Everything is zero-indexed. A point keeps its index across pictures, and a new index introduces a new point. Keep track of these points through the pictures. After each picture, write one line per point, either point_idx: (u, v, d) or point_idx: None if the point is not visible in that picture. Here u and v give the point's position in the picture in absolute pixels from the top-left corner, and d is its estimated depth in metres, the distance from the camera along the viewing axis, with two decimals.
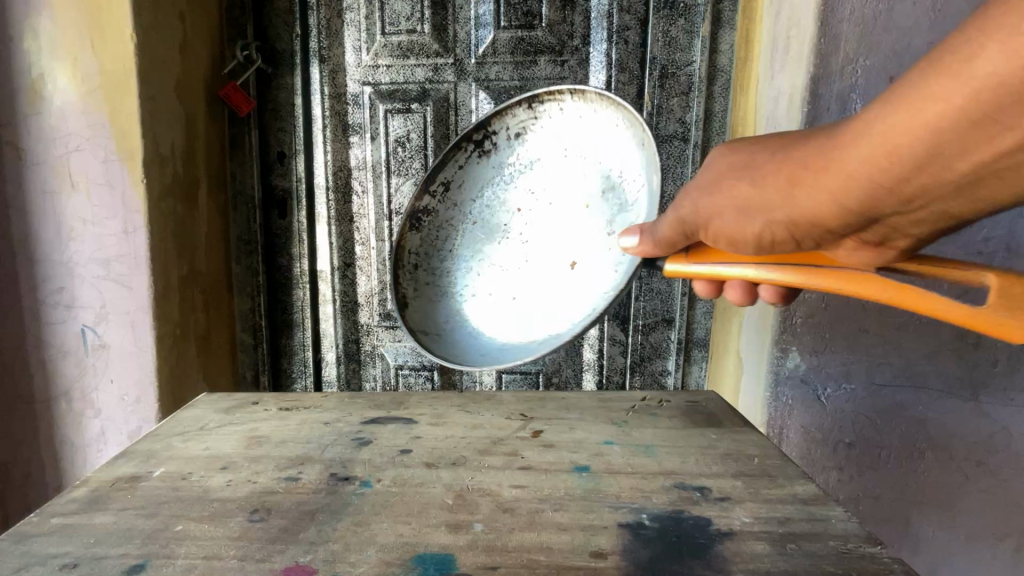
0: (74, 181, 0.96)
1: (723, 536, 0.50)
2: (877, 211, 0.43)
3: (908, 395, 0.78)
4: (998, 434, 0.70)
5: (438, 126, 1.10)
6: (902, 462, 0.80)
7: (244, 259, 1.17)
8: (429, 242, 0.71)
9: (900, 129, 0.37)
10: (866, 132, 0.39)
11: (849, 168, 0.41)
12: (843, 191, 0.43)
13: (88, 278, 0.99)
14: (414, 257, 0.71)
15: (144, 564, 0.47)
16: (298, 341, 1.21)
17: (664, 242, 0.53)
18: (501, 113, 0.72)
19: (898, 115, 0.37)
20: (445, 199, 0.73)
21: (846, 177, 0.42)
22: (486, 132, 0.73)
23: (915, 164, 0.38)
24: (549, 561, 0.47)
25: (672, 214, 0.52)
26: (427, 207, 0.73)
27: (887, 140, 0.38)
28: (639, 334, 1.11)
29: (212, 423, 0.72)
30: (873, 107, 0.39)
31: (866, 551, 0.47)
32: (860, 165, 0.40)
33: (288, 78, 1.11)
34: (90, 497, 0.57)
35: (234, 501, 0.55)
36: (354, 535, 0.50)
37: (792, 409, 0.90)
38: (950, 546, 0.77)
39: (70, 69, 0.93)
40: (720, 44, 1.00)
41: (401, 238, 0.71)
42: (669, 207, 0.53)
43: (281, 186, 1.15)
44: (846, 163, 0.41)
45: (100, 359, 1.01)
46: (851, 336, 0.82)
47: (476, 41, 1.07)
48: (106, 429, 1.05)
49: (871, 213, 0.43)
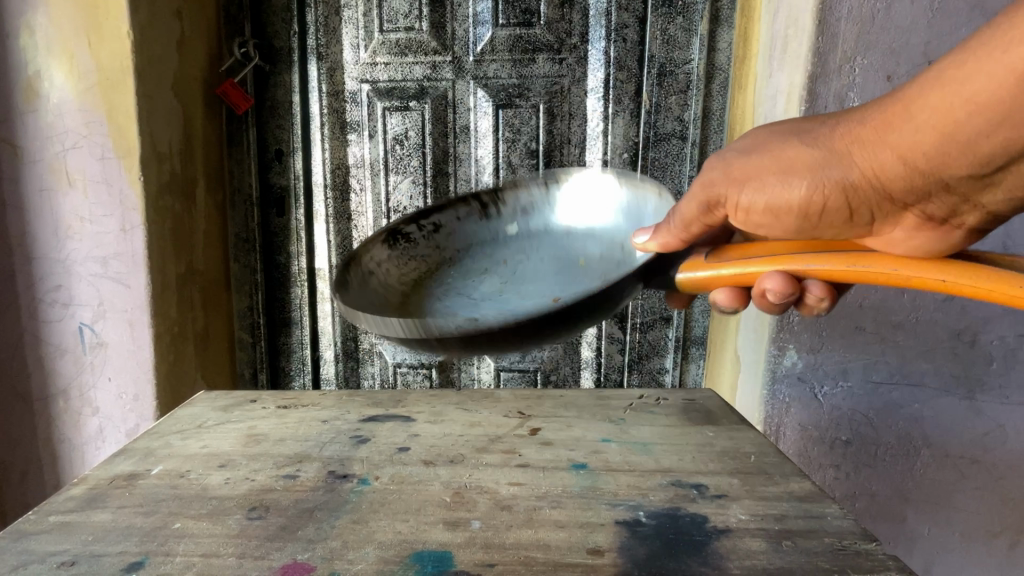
0: (71, 179, 0.96)
1: (719, 533, 0.50)
2: (922, 184, 0.46)
3: (903, 393, 0.80)
4: (993, 432, 0.78)
5: (436, 124, 1.10)
6: (899, 462, 0.82)
7: (243, 257, 1.17)
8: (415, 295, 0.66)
9: (956, 92, 0.41)
10: (924, 98, 0.43)
11: (902, 137, 0.45)
12: (898, 159, 0.46)
13: (86, 276, 0.99)
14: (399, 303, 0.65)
15: (143, 561, 0.47)
16: (297, 339, 1.21)
17: (681, 221, 0.55)
18: (517, 184, 0.72)
19: (953, 81, 0.41)
20: (430, 237, 0.70)
21: (898, 146, 0.45)
22: (497, 197, 0.72)
23: (968, 130, 0.41)
24: (546, 558, 0.47)
25: (698, 193, 0.55)
26: (409, 235, 0.70)
27: (971, 100, 0.40)
28: (637, 332, 1.11)
29: (210, 421, 0.72)
30: (925, 81, 0.43)
31: (861, 547, 0.47)
32: (914, 134, 0.44)
33: (285, 76, 1.11)
34: (89, 495, 0.57)
35: (232, 499, 0.56)
36: (353, 532, 0.50)
37: (789, 407, 0.84)
38: (945, 539, 0.83)
39: (67, 66, 0.93)
40: (719, 42, 1.00)
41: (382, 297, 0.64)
42: (694, 187, 0.56)
43: (279, 184, 1.15)
44: (901, 132, 0.45)
45: (98, 358, 1.01)
46: (849, 334, 0.79)
47: (474, 39, 1.07)
48: (104, 428, 1.05)
49: (916, 187, 0.46)
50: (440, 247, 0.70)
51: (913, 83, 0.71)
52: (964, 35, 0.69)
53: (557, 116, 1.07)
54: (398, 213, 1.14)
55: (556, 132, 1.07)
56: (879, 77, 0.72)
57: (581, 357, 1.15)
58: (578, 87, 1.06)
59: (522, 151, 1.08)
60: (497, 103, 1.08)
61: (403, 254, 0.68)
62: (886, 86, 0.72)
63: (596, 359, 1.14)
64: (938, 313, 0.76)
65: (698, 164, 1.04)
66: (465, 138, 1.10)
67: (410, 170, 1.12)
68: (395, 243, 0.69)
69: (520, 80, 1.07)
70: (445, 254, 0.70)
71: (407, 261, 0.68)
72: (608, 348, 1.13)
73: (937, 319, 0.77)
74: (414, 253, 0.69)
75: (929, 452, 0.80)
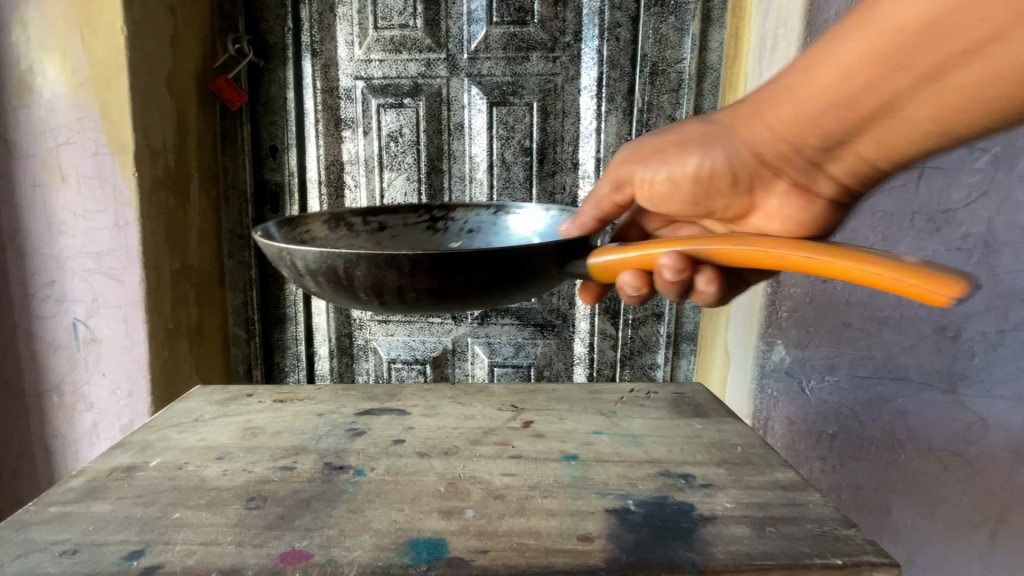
0: (64, 174, 0.96)
1: (706, 520, 0.51)
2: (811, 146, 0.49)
3: (888, 387, 0.82)
4: (976, 425, 0.77)
5: (431, 121, 1.10)
6: (884, 454, 0.84)
7: (237, 253, 1.17)
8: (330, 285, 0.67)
9: (842, 56, 0.42)
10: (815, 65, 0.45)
11: (799, 98, 0.47)
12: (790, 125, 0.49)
13: (79, 271, 0.99)
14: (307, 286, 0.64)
15: (144, 550, 0.48)
16: (291, 335, 1.21)
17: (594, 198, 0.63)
18: (470, 208, 0.78)
19: (841, 42, 0.43)
20: (372, 233, 0.75)
21: (794, 109, 0.48)
22: (447, 215, 0.78)
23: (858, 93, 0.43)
24: (538, 544, 0.48)
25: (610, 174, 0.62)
26: (352, 225, 0.75)
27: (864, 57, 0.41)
28: (629, 328, 1.12)
29: (207, 415, 0.73)
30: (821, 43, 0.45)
31: (840, 533, 0.49)
32: (808, 99, 0.46)
33: (280, 72, 1.11)
34: (88, 486, 0.57)
35: (230, 489, 0.56)
36: (350, 520, 0.51)
37: (777, 402, 0.91)
38: (929, 532, 0.83)
39: (59, 61, 0.92)
40: (710, 41, 1.01)
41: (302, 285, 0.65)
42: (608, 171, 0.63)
43: (273, 180, 1.15)
44: (796, 94, 0.47)
45: (92, 353, 1.01)
46: (836, 329, 0.84)
47: (468, 36, 1.07)
48: (98, 423, 1.05)
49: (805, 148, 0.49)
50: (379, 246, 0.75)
51: None
52: None
53: (550, 114, 1.08)
54: None
55: (550, 130, 1.08)
56: None
57: (574, 352, 1.16)
58: (571, 85, 1.07)
59: (516, 148, 1.09)
60: (491, 100, 1.09)
61: (339, 240, 0.73)
62: None
63: (588, 354, 1.15)
64: (922, 309, 0.78)
65: None
66: (459, 135, 1.11)
67: (404, 167, 1.12)
68: (337, 226, 0.74)
69: (514, 77, 1.08)
70: (382, 249, 0.74)
71: (341, 245, 0.73)
72: (600, 344, 1.14)
73: (921, 315, 0.79)
74: (351, 241, 0.74)
75: (913, 445, 0.81)
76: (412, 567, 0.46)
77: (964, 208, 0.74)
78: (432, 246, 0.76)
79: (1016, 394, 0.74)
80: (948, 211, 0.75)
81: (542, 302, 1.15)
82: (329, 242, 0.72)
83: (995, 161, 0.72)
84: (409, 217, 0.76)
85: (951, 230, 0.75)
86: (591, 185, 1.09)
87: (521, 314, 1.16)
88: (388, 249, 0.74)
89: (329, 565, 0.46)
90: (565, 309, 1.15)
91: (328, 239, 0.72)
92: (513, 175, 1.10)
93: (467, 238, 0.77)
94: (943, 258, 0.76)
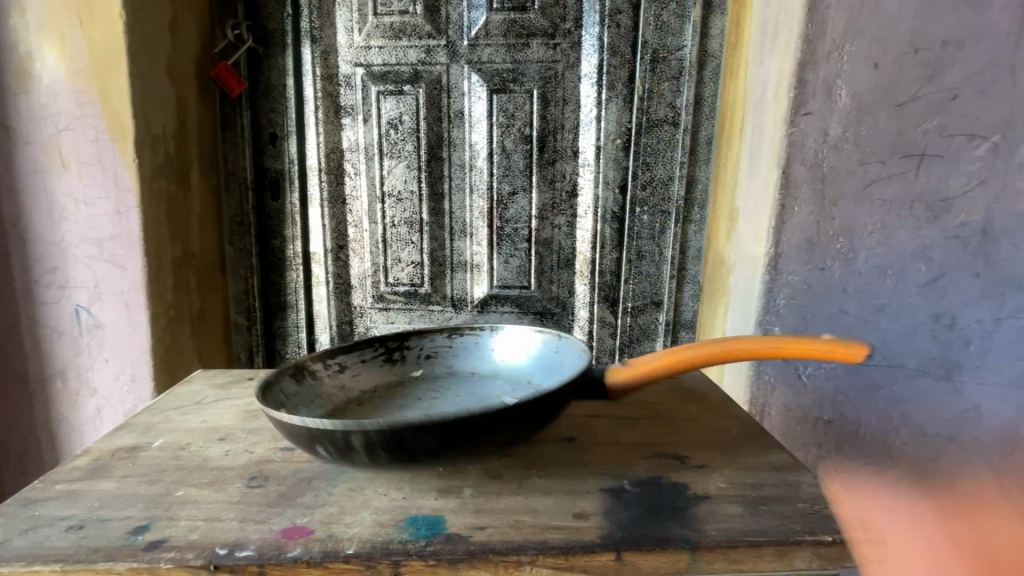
0: (64, 160, 0.96)
1: (699, 499, 0.53)
2: None
3: (884, 372, 0.81)
4: (971, 412, 0.77)
5: (430, 108, 1.10)
6: (878, 439, 0.83)
7: (238, 241, 1.17)
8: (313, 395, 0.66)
9: None
10: None
11: None
12: None
13: (81, 258, 0.99)
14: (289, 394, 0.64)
15: (149, 525, 0.49)
16: (292, 323, 1.21)
17: None
18: (423, 333, 0.78)
19: None
20: (334, 376, 0.70)
21: None
22: (402, 344, 0.77)
23: None
24: (535, 521, 0.49)
25: None
26: (315, 372, 0.69)
27: None
28: (628, 317, 1.13)
29: (209, 398, 0.74)
30: None
31: (828, 512, 0.50)
32: None
33: (279, 59, 1.11)
34: (93, 465, 0.58)
35: (233, 469, 0.58)
36: (350, 499, 0.53)
37: (773, 384, 0.92)
38: (927, 518, 0.83)
39: (58, 46, 0.92)
40: (712, 29, 1.00)
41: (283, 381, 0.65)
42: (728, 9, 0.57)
43: (274, 168, 1.15)
44: None
45: (95, 339, 1.02)
46: (832, 316, 0.83)
47: (468, 23, 1.07)
48: (102, 409, 1.06)
49: None
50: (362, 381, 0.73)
51: (900, 70, 0.73)
52: (950, 24, 0.70)
53: (551, 102, 1.08)
54: (393, 198, 1.14)
55: (549, 118, 1.08)
56: (865, 64, 0.75)
57: (573, 341, 1.17)
58: (572, 72, 1.07)
59: (516, 136, 1.09)
60: (490, 88, 1.08)
61: (308, 391, 0.66)
62: (873, 74, 0.74)
63: (588, 343, 1.16)
64: (921, 295, 0.77)
65: (689, 151, 1.05)
66: (459, 123, 1.10)
67: (405, 155, 1.12)
68: (302, 378, 0.67)
69: (515, 64, 1.07)
70: (349, 395, 0.70)
71: (313, 399, 0.66)
72: (600, 332, 1.15)
73: (917, 302, 0.78)
74: (318, 391, 0.68)
75: (907, 432, 0.81)
76: (410, 543, 0.47)
77: (961, 196, 0.73)
78: (393, 378, 0.75)
79: (1008, 380, 0.75)
80: (947, 199, 0.74)
81: (542, 291, 1.16)
82: (301, 399, 0.65)
83: (995, 149, 0.71)
84: (365, 353, 0.74)
85: (950, 218, 0.74)
86: (591, 173, 1.09)
87: (520, 302, 1.17)
88: (354, 390, 0.71)
89: (330, 540, 0.47)
90: (564, 298, 1.16)
91: (300, 395, 0.65)
92: (513, 163, 1.10)
93: (426, 364, 0.77)
94: (940, 246, 0.75)
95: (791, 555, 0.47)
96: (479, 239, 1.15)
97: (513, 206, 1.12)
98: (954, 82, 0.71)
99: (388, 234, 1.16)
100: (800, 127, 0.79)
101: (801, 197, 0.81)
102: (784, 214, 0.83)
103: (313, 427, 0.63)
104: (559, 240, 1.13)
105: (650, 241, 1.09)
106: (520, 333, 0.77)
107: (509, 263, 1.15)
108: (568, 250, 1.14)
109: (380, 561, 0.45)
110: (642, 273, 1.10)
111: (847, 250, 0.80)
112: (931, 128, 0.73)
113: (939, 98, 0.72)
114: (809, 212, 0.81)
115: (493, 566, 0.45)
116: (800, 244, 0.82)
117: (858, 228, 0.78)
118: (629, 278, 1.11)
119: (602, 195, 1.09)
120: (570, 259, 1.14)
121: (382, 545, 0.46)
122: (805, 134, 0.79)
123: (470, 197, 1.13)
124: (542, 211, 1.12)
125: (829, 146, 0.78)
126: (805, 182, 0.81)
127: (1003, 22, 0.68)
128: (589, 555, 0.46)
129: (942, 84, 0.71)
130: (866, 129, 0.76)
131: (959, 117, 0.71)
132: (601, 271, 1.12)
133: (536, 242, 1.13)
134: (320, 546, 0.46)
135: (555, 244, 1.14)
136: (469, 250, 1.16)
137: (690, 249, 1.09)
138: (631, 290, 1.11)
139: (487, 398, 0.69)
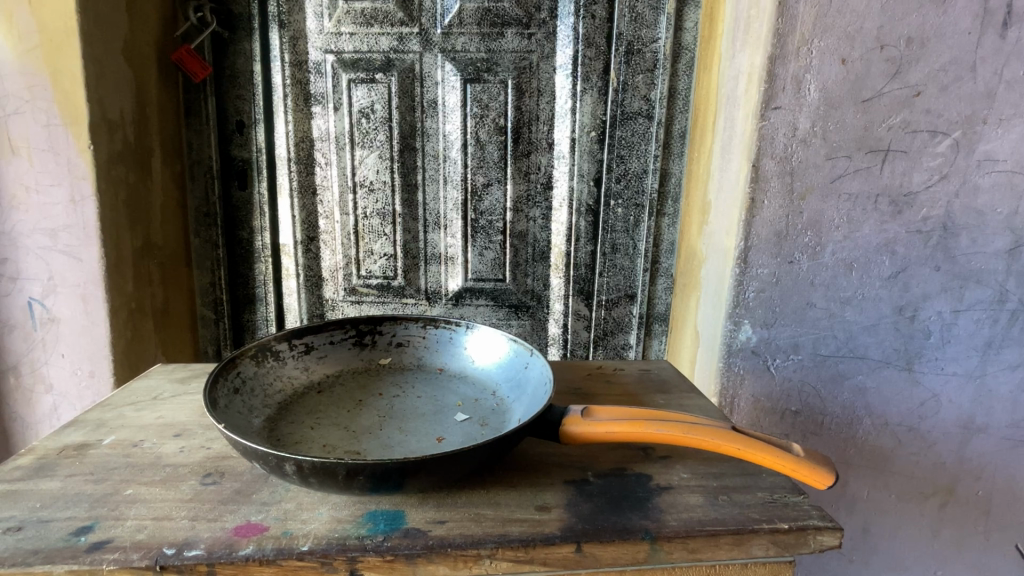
0: (14, 146, 0.92)
1: (661, 490, 0.54)
2: None
3: (849, 364, 0.82)
4: (930, 401, 0.82)
5: (404, 98, 1.08)
6: (843, 429, 0.84)
7: (204, 232, 1.13)
8: (262, 384, 0.65)
9: None
10: None
11: None
12: None
13: (34, 249, 0.95)
14: (239, 379, 0.63)
15: (93, 525, 0.47)
16: (262, 316, 1.18)
17: None
18: (397, 319, 0.77)
19: None
20: (299, 358, 0.71)
21: None
22: (375, 329, 0.76)
23: None
24: (496, 514, 0.50)
25: None
26: (280, 354, 0.69)
27: None
28: (603, 309, 1.13)
29: (166, 393, 0.72)
30: None
31: (788, 500, 0.53)
32: None
33: (246, 44, 1.07)
34: (37, 464, 0.56)
35: (187, 466, 0.56)
36: (308, 495, 0.52)
37: (744, 379, 0.85)
38: (884, 503, 0.86)
39: (5, 26, 0.88)
40: (685, 21, 1.00)
41: (238, 357, 0.64)
42: None
43: (241, 157, 1.11)
44: None
45: (51, 333, 0.98)
46: (800, 310, 0.81)
47: (442, 10, 1.05)
48: (59, 404, 1.02)
49: None
50: (322, 372, 0.71)
51: (865, 67, 0.73)
52: (915, 21, 0.71)
53: (526, 93, 1.06)
54: (365, 188, 1.12)
55: (525, 109, 1.07)
56: (834, 60, 0.73)
57: (549, 334, 1.17)
58: (546, 63, 1.06)
59: (490, 127, 1.08)
60: (465, 77, 1.06)
61: (269, 374, 0.67)
62: (840, 70, 0.73)
63: (563, 335, 1.16)
64: (883, 289, 0.79)
65: (663, 144, 1.05)
66: (433, 113, 1.08)
67: (377, 145, 1.10)
68: (263, 360, 0.67)
69: (489, 54, 1.06)
70: (308, 386, 0.69)
71: (273, 381, 0.67)
72: (574, 325, 1.15)
73: (881, 295, 0.79)
74: (280, 373, 0.68)
75: (870, 421, 0.83)
76: (368, 538, 0.47)
77: (923, 191, 0.76)
78: (360, 364, 0.74)
79: (963, 370, 0.80)
80: (910, 194, 0.76)
81: (516, 284, 1.15)
82: (259, 382, 0.65)
83: (955, 146, 0.74)
84: (335, 335, 0.74)
85: (912, 213, 0.76)
86: (567, 165, 1.08)
87: (495, 295, 1.16)
88: (318, 375, 0.71)
89: (284, 537, 0.47)
90: (539, 291, 1.16)
91: (257, 378, 0.65)
92: (488, 155, 1.09)
93: (397, 352, 0.76)
94: (903, 240, 0.77)
95: (749, 543, 0.49)
96: (453, 231, 1.13)
97: (488, 198, 1.11)
98: (919, 78, 0.73)
99: (360, 226, 1.14)
100: (770, 121, 0.76)
101: (770, 191, 0.78)
102: (753, 208, 0.79)
103: (270, 412, 0.63)
104: (534, 233, 1.13)
105: (624, 234, 1.09)
106: (495, 335, 0.73)
107: (484, 255, 1.14)
108: (543, 243, 1.13)
109: (335, 558, 0.45)
110: (616, 265, 1.10)
111: (815, 243, 0.79)
112: (895, 123, 0.74)
113: (903, 94, 0.73)
114: (778, 206, 0.78)
115: (452, 560, 0.46)
116: (769, 238, 0.80)
117: (824, 223, 0.78)
118: (604, 271, 1.11)
119: (576, 187, 1.08)
120: (545, 252, 1.14)
121: (338, 541, 0.46)
122: (775, 127, 0.76)
123: (444, 188, 1.11)
124: (517, 204, 1.11)
125: (798, 142, 0.76)
126: (775, 176, 0.77)
127: (964, 22, 0.71)
128: (549, 547, 0.47)
129: (906, 81, 0.73)
130: (833, 124, 0.75)
131: (923, 113, 0.74)
132: (576, 264, 1.12)
133: (512, 234, 1.13)
134: (274, 543, 0.46)
135: (530, 237, 1.13)
136: (444, 242, 1.14)
137: (662, 242, 1.09)
138: (606, 283, 1.11)
139: (447, 406, 0.66)
